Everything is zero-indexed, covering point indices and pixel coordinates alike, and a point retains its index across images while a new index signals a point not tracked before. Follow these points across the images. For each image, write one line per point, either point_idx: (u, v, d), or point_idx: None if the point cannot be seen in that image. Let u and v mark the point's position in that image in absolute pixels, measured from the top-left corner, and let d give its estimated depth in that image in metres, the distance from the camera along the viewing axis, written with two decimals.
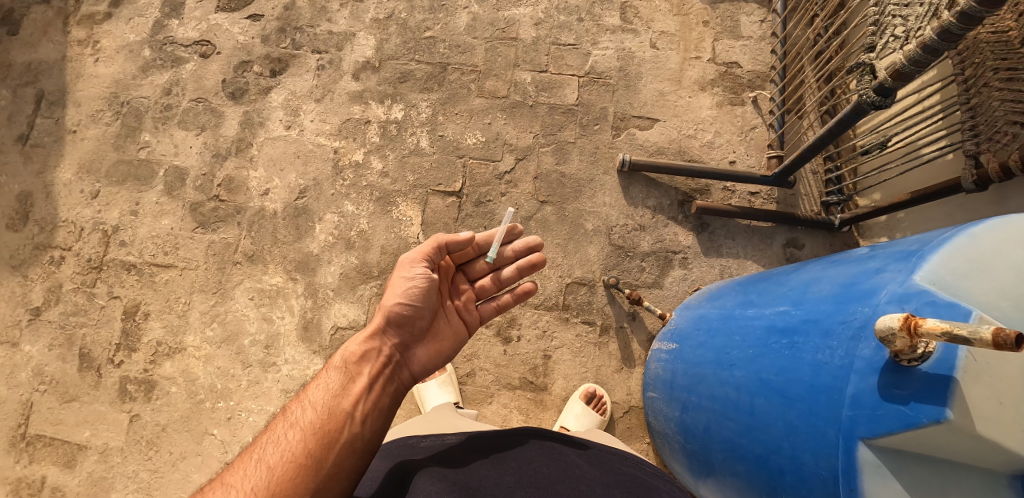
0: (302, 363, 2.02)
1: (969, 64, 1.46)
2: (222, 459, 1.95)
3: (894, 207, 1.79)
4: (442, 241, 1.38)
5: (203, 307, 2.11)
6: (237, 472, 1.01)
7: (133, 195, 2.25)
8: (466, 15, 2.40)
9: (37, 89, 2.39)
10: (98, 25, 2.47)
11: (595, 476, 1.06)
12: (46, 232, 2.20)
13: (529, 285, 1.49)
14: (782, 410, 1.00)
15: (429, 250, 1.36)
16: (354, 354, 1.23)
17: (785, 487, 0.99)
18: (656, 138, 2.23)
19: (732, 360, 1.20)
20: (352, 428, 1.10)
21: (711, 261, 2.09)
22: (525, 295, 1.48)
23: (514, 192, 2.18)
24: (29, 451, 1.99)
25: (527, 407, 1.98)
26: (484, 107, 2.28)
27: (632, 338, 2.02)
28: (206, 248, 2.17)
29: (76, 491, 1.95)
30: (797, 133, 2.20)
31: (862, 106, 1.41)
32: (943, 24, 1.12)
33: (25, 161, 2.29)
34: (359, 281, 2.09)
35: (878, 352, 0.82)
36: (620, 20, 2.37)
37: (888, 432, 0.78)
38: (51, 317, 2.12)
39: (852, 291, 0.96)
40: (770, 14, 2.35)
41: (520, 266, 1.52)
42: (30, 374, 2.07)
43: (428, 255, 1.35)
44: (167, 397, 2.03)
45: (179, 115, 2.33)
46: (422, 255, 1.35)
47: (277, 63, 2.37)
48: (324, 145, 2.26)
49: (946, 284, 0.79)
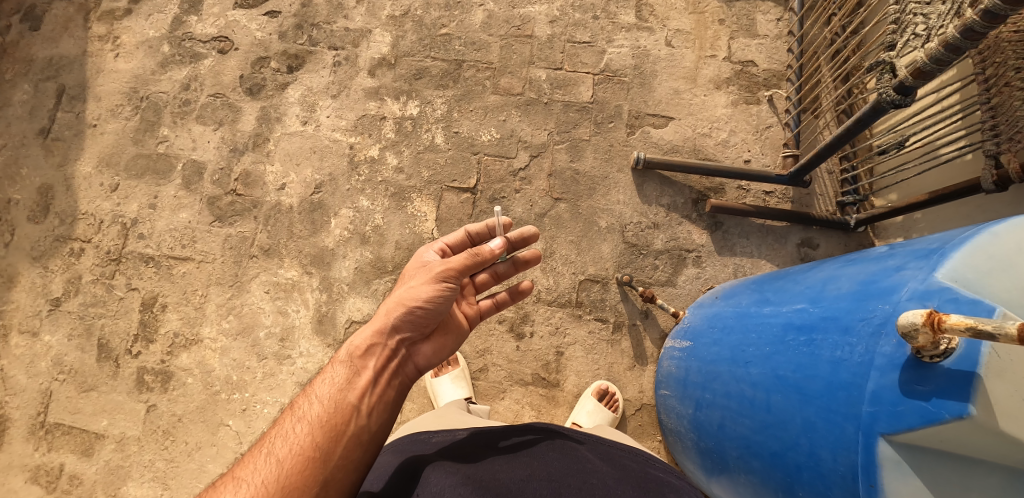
0: (317, 356, 2.05)
1: (990, 63, 1.45)
2: (236, 450, 1.98)
3: (911, 207, 1.77)
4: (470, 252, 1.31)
5: (219, 299, 2.14)
6: (248, 466, 1.05)
7: (152, 189, 2.29)
8: (481, 12, 2.40)
9: (58, 83, 2.43)
10: (118, 21, 2.51)
11: (605, 470, 1.07)
12: (66, 224, 2.24)
13: (525, 285, 1.53)
14: (799, 407, 1.00)
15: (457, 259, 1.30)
16: (360, 348, 1.20)
17: (802, 483, 1.00)
18: (670, 137, 2.23)
19: (748, 357, 1.21)
20: (359, 420, 1.10)
21: (724, 260, 2.09)
22: (521, 296, 1.53)
23: (529, 189, 2.18)
24: (48, 439, 2.03)
25: (539, 403, 1.99)
26: (499, 104, 2.29)
27: (644, 336, 2.03)
28: (223, 241, 2.20)
29: (94, 478, 1.99)
30: (813, 132, 2.19)
31: (881, 105, 1.39)
32: (965, 22, 1.11)
33: (46, 154, 2.33)
34: (374, 276, 2.11)
35: (899, 349, 0.82)
36: (635, 18, 2.36)
37: (908, 429, 0.78)
38: (71, 308, 2.16)
39: (872, 289, 0.96)
40: (786, 12, 2.34)
41: (515, 261, 1.53)
42: (49, 364, 2.11)
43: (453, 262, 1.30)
44: (183, 388, 2.06)
45: (197, 110, 2.37)
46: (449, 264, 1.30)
47: (294, 59, 2.40)
48: (340, 140, 2.29)
49: (967, 282, 0.79)
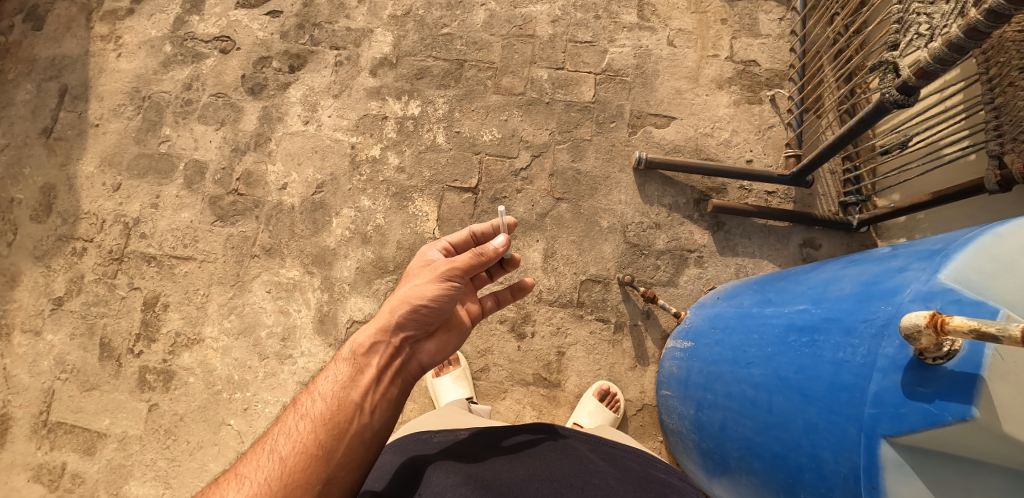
0: (318, 356, 2.05)
1: (994, 63, 1.44)
2: (237, 449, 1.98)
3: (914, 207, 1.76)
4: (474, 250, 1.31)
5: (221, 299, 2.14)
6: (250, 464, 1.05)
7: (154, 188, 2.29)
8: (483, 12, 2.40)
9: (61, 83, 2.43)
10: (121, 21, 2.51)
11: (607, 470, 1.07)
12: (68, 223, 2.24)
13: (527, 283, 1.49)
14: (801, 408, 1.00)
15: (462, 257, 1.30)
16: (363, 346, 1.20)
17: (804, 485, 0.99)
18: (672, 136, 2.22)
19: (749, 358, 1.20)
20: (362, 419, 1.10)
21: (726, 260, 2.09)
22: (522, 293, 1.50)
23: (530, 189, 2.18)
24: (50, 438, 2.04)
25: (541, 404, 1.99)
26: (501, 104, 2.29)
27: (646, 336, 2.02)
28: (225, 241, 2.20)
29: (96, 477, 1.99)
30: (815, 132, 2.18)
31: (884, 105, 1.39)
32: (969, 21, 1.10)
33: (49, 154, 2.34)
34: (375, 276, 2.12)
35: (901, 350, 0.82)
36: (637, 18, 2.36)
37: (911, 431, 0.77)
38: (73, 307, 2.16)
39: (874, 290, 0.95)
40: (789, 12, 2.33)
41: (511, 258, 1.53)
42: (52, 363, 2.11)
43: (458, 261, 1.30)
44: (185, 387, 2.06)
45: (199, 110, 2.37)
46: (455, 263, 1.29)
47: (296, 59, 2.40)
48: (342, 140, 2.29)
49: (971, 283, 0.79)
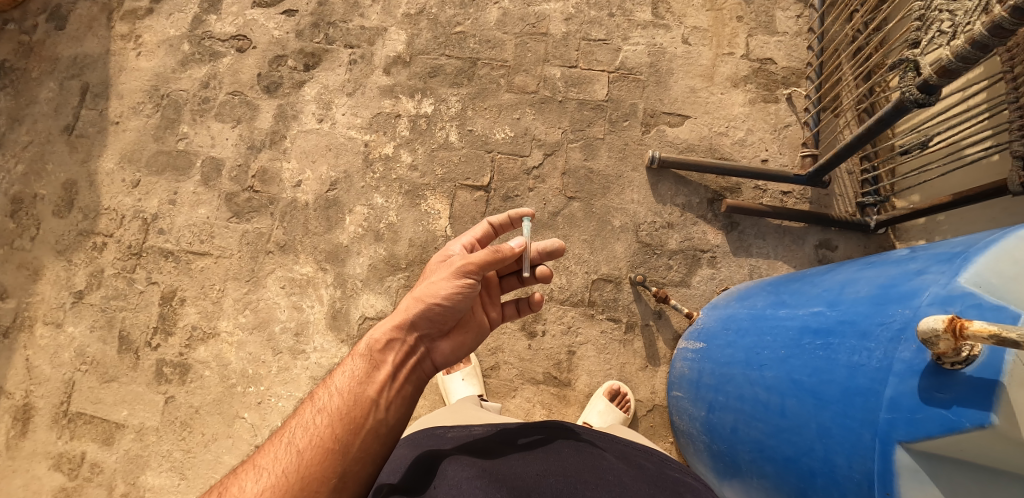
0: (330, 351, 2.07)
1: (1019, 61, 1.40)
2: (251, 442, 2.01)
3: (935, 209, 1.72)
4: (496, 250, 1.28)
5: (236, 294, 2.18)
6: (268, 455, 1.07)
7: (172, 185, 2.33)
8: (496, 10, 2.40)
9: (83, 81, 2.49)
10: (140, 20, 2.56)
11: (619, 468, 1.06)
12: (89, 219, 2.30)
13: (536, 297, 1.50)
14: (814, 412, 0.99)
15: (484, 260, 1.28)
16: (379, 342, 1.21)
17: (817, 489, 0.98)
18: (686, 135, 2.20)
19: (763, 360, 1.19)
20: (377, 414, 1.11)
21: (739, 260, 2.07)
22: (535, 307, 1.50)
23: (542, 188, 2.18)
24: (70, 427, 2.09)
25: (551, 402, 1.99)
26: (513, 103, 2.28)
27: (657, 336, 2.01)
28: (240, 237, 2.23)
29: (114, 467, 2.04)
30: (832, 132, 2.15)
31: (903, 104, 1.36)
32: (993, 19, 1.08)
33: (71, 151, 2.39)
34: (387, 273, 2.13)
35: (918, 355, 0.80)
36: (651, 15, 2.34)
37: (927, 437, 0.76)
38: (94, 300, 2.21)
39: (892, 292, 0.94)
40: (806, 9, 2.30)
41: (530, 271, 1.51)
42: (73, 355, 2.17)
43: (479, 264, 1.28)
44: (201, 380, 2.10)
45: (216, 108, 2.41)
46: (474, 266, 1.28)
47: (311, 57, 2.42)
48: (355, 138, 2.31)
49: (991, 288, 0.77)
